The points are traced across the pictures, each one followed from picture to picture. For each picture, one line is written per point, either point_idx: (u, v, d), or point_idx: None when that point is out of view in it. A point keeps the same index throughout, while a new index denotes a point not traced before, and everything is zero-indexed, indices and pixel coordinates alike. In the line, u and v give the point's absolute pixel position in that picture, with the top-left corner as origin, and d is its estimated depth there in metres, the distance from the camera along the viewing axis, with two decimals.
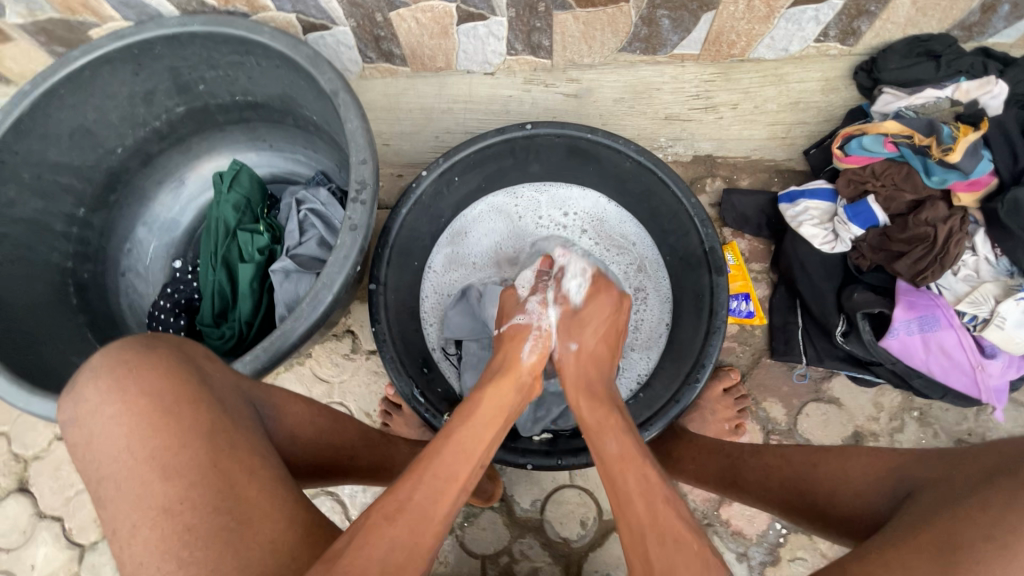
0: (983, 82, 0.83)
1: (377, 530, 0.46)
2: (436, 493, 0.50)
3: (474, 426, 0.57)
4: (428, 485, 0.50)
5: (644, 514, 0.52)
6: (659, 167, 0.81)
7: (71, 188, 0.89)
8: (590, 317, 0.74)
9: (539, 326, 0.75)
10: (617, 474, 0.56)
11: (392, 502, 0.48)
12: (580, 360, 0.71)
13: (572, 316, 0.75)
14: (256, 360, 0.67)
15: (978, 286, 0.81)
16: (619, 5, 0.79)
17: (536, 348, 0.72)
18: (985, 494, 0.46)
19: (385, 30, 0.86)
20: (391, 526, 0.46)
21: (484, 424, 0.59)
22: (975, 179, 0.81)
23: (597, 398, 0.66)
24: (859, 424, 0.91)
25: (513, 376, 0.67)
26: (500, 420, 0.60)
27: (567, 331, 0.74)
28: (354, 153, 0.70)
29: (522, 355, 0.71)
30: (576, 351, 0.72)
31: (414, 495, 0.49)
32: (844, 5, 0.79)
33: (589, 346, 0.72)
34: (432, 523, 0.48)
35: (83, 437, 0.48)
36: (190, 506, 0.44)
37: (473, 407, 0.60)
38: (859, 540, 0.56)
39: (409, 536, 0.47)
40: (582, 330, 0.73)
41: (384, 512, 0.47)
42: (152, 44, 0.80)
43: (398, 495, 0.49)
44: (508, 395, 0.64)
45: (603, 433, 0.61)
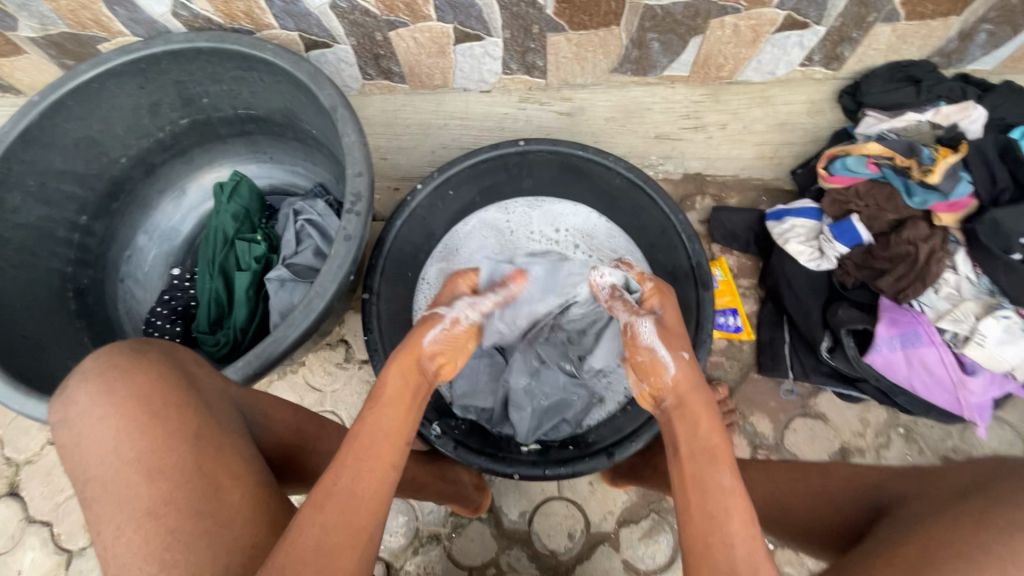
0: (962, 107, 0.86)
1: (309, 519, 0.45)
2: (360, 475, 0.48)
3: (385, 408, 0.55)
4: (352, 468, 0.49)
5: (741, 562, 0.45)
6: (648, 184, 0.84)
7: (74, 196, 0.91)
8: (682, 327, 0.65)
9: (449, 314, 0.66)
10: (718, 505, 0.49)
11: (321, 490, 0.47)
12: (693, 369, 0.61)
13: (662, 324, 0.65)
14: (247, 367, 0.68)
15: (960, 303, 0.82)
16: (609, 28, 0.83)
17: (449, 335, 0.65)
18: (957, 512, 0.47)
19: (385, 49, 0.90)
20: (321, 513, 0.45)
21: (395, 403, 0.56)
22: (954, 201, 0.83)
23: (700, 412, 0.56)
24: (846, 440, 0.92)
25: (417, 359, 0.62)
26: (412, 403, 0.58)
27: (665, 341, 0.63)
28: (350, 166, 0.72)
29: (425, 342, 0.63)
30: (687, 359, 0.61)
31: (339, 480, 0.48)
32: (828, 32, 0.82)
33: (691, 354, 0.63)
34: (363, 503, 0.47)
35: (72, 439, 0.49)
36: (172, 508, 0.45)
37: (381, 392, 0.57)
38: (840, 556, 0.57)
39: (338, 522, 0.45)
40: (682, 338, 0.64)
41: (313, 501, 0.46)
42: (159, 59, 0.83)
43: (323, 483, 0.47)
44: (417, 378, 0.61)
45: (716, 455, 0.52)
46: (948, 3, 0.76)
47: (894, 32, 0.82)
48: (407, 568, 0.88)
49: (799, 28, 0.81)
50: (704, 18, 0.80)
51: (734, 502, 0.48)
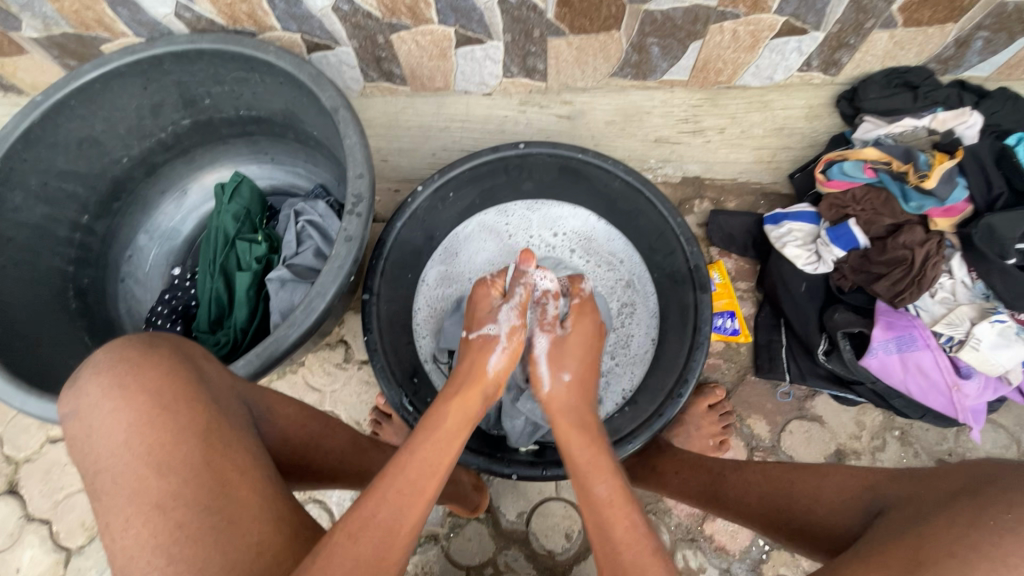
0: (959, 112, 0.87)
1: (340, 548, 0.45)
2: (402, 509, 0.49)
3: (439, 439, 0.56)
4: (394, 502, 0.49)
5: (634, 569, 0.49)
6: (647, 187, 0.85)
7: (76, 196, 0.91)
8: (577, 346, 0.74)
9: (502, 330, 0.73)
10: (607, 521, 0.54)
11: (358, 520, 0.48)
12: (571, 389, 0.70)
13: (558, 343, 0.74)
14: (250, 364, 0.68)
15: (954, 308, 0.83)
16: (609, 32, 0.84)
17: (505, 356, 0.71)
18: (950, 514, 0.47)
19: (386, 52, 0.90)
20: (356, 544, 0.46)
21: (451, 435, 0.58)
22: (950, 206, 0.83)
23: (588, 438, 0.63)
24: (842, 442, 0.92)
25: (479, 386, 0.66)
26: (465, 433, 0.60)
27: (552, 360, 0.72)
28: (351, 168, 0.73)
29: (489, 368, 0.69)
30: (568, 381, 0.70)
31: (379, 513, 0.49)
32: (825, 38, 0.83)
33: (576, 374, 0.71)
34: (398, 537, 0.48)
35: (83, 430, 0.50)
36: (182, 502, 0.46)
37: (441, 420, 0.59)
38: (832, 557, 0.57)
39: (374, 554, 0.46)
40: (571, 360, 0.72)
41: (348, 531, 0.47)
42: (162, 60, 0.83)
43: (364, 512, 0.48)
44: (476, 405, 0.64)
45: (590, 473, 0.58)
46: (945, 11, 0.77)
47: (891, 38, 0.83)
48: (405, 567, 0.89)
49: (797, 34, 0.82)
50: (704, 23, 0.81)
51: (613, 513, 0.54)
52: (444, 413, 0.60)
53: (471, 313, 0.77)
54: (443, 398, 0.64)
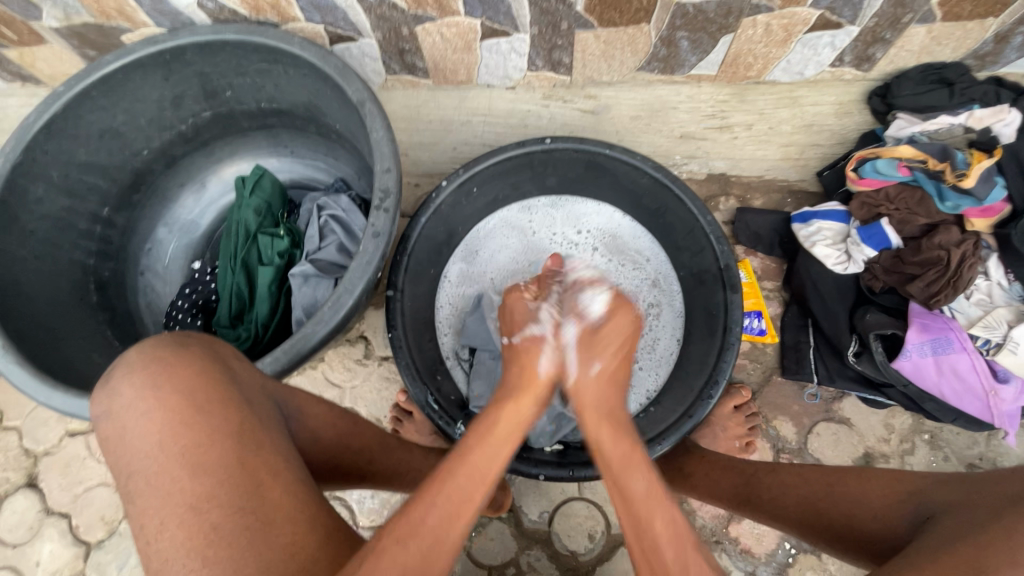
0: (996, 110, 0.84)
1: (388, 552, 0.44)
2: (450, 516, 0.48)
3: (491, 446, 0.54)
4: (443, 507, 0.48)
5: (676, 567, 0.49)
6: (675, 184, 0.83)
7: (97, 188, 0.90)
8: (611, 336, 0.69)
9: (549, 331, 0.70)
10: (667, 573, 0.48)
11: (407, 523, 0.46)
12: (602, 382, 0.65)
13: (590, 333, 0.69)
14: (277, 361, 0.68)
15: (991, 311, 0.81)
16: (639, 25, 0.82)
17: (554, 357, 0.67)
18: (1007, 518, 0.46)
19: (410, 44, 0.89)
20: (404, 550, 0.45)
21: (502, 441, 0.56)
22: (988, 206, 0.81)
23: (620, 427, 0.60)
24: (870, 445, 0.91)
25: (532, 391, 0.63)
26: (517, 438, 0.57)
27: (585, 349, 0.67)
28: (378, 162, 0.72)
29: (539, 370, 0.66)
30: (597, 373, 0.65)
31: (428, 518, 0.47)
32: (861, 33, 0.81)
33: (608, 365, 0.67)
34: (444, 548, 0.46)
35: (116, 431, 0.49)
36: (216, 504, 0.45)
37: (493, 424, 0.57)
38: (878, 563, 0.56)
39: (422, 561, 0.45)
40: (602, 351, 0.68)
41: (396, 535, 0.46)
42: (184, 50, 0.82)
43: (413, 517, 0.47)
44: (529, 411, 0.61)
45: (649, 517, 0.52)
46: (984, 6, 0.75)
47: (929, 33, 0.81)
48: None
49: (832, 28, 0.80)
50: (736, 16, 0.79)
51: (653, 507, 0.52)
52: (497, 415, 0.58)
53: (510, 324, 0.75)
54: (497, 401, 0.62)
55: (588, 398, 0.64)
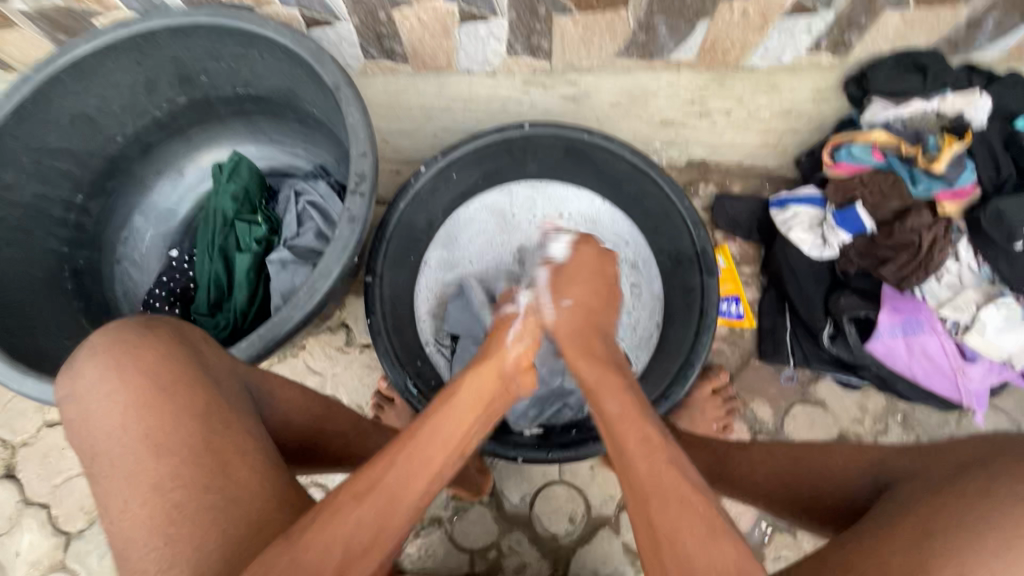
0: (968, 95, 0.85)
1: (345, 507, 0.44)
2: (411, 474, 0.47)
3: (452, 410, 0.53)
4: (403, 465, 0.47)
5: (644, 471, 0.48)
6: (653, 169, 0.84)
7: (69, 175, 0.89)
8: (582, 270, 0.68)
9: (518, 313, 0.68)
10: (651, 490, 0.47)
11: (365, 480, 0.46)
12: (575, 314, 0.65)
13: (559, 272, 0.68)
14: (253, 346, 0.68)
15: (961, 292, 0.82)
16: (617, 10, 0.82)
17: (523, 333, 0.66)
18: (960, 484, 0.47)
19: (388, 29, 0.88)
20: (360, 505, 0.45)
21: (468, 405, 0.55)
22: (960, 189, 0.83)
23: (597, 358, 0.60)
24: (845, 426, 0.93)
25: (494, 364, 0.61)
26: (482, 403, 0.56)
27: (553, 287, 0.67)
28: (354, 146, 0.71)
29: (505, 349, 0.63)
30: (569, 306, 0.65)
31: (388, 474, 0.47)
32: (835, 18, 0.82)
33: (579, 300, 0.66)
34: (404, 504, 0.46)
35: (79, 413, 0.49)
36: (181, 483, 0.45)
37: (455, 390, 0.56)
38: (839, 531, 0.57)
39: (378, 519, 0.44)
40: (573, 285, 0.67)
41: (355, 491, 0.45)
42: (156, 34, 0.80)
43: (371, 474, 0.47)
44: (492, 379, 0.59)
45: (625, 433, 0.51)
46: None
47: (902, 18, 0.82)
48: (409, 550, 0.89)
49: (807, 13, 0.81)
50: (713, 1, 0.79)
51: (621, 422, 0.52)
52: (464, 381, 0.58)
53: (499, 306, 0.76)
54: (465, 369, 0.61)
55: (564, 328, 0.64)
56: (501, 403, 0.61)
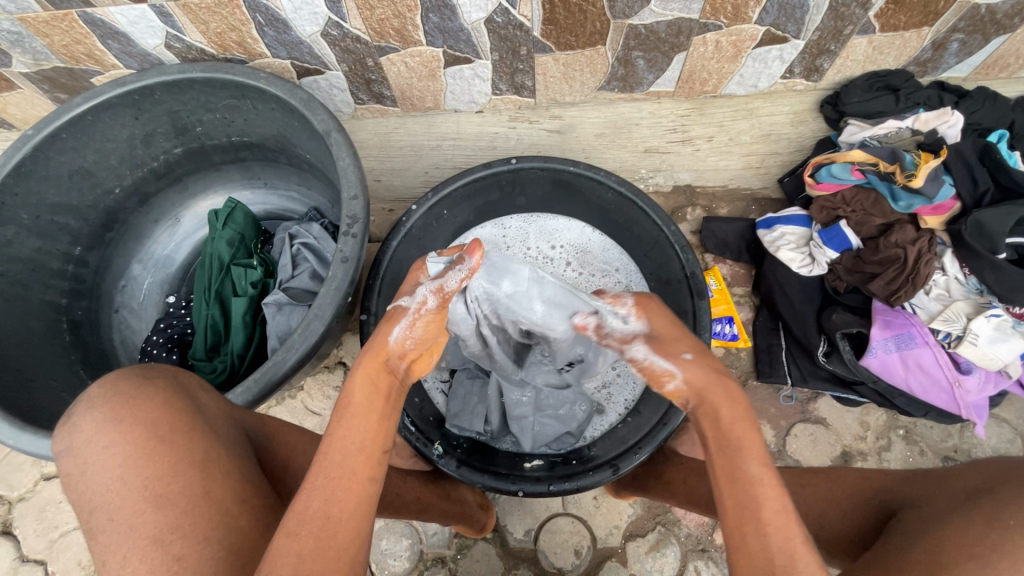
0: (940, 112, 0.88)
1: (281, 548, 0.44)
2: (334, 494, 0.47)
3: (353, 415, 0.52)
4: (324, 490, 0.47)
5: (776, 547, 0.44)
6: (639, 197, 0.85)
7: (69, 228, 0.91)
8: (669, 330, 0.60)
9: (414, 305, 0.60)
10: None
11: (294, 516, 0.46)
12: (701, 365, 0.54)
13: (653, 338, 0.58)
14: (248, 392, 0.67)
15: (950, 305, 0.83)
16: (595, 47, 0.85)
17: (417, 331, 0.59)
18: (965, 515, 0.47)
19: (376, 74, 0.91)
20: (296, 541, 0.45)
21: (364, 411, 0.53)
22: (938, 204, 0.84)
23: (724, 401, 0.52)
24: (847, 444, 0.92)
25: (380, 363, 0.56)
26: (382, 398, 0.55)
27: (663, 349, 0.57)
28: (345, 189, 0.73)
29: (388, 341, 0.58)
30: (690, 361, 0.55)
31: (312, 503, 0.47)
32: (806, 46, 0.85)
33: (696, 350, 0.57)
34: (341, 523, 0.47)
35: (77, 466, 0.48)
36: (180, 535, 0.44)
37: (349, 396, 0.53)
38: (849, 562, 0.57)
39: (318, 545, 0.45)
40: (680, 341, 0.57)
41: (288, 529, 0.45)
42: (153, 90, 0.84)
43: (297, 507, 0.46)
44: (380, 375, 0.56)
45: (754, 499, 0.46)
46: (921, 15, 0.79)
47: (870, 43, 0.85)
48: None
49: (779, 42, 0.84)
50: (687, 35, 0.82)
51: (765, 493, 0.46)
52: (350, 389, 0.54)
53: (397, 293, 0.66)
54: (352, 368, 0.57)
55: (698, 385, 0.54)
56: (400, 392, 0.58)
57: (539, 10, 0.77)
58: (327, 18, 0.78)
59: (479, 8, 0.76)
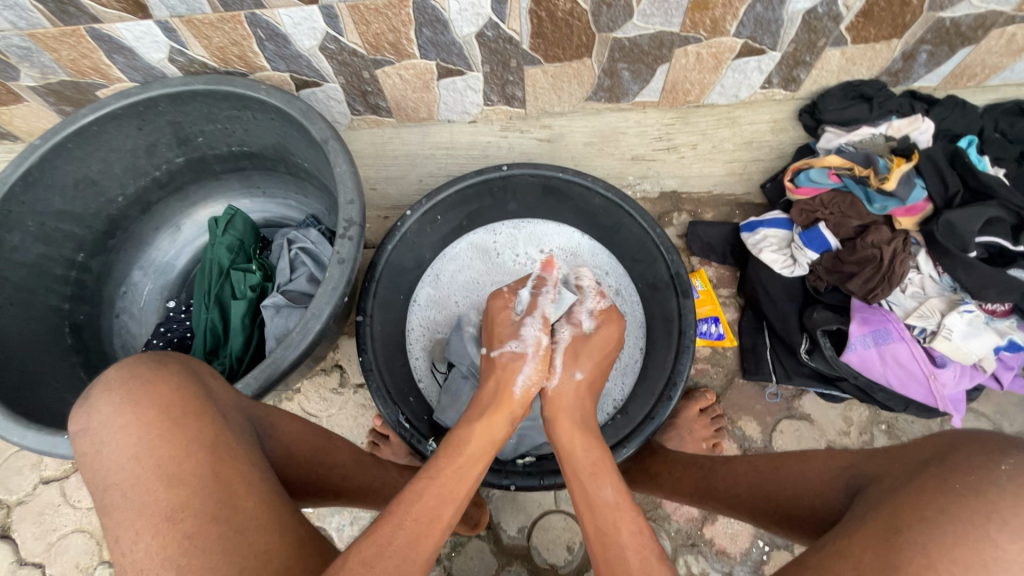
0: (911, 120, 0.93)
1: (353, 574, 0.47)
2: (417, 538, 0.52)
3: (459, 464, 0.60)
4: (410, 529, 0.52)
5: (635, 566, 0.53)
6: (626, 202, 0.88)
7: (73, 235, 0.93)
8: (594, 345, 0.77)
9: (528, 344, 0.75)
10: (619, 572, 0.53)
11: (371, 546, 0.49)
12: (580, 389, 0.74)
13: (581, 342, 0.77)
14: (248, 387, 0.70)
15: (925, 302, 0.86)
16: (582, 59, 0.89)
17: (533, 370, 0.74)
18: (920, 482, 0.49)
19: (372, 86, 0.95)
20: (370, 571, 0.48)
21: (474, 460, 0.61)
22: (912, 205, 0.88)
23: (594, 439, 0.67)
24: (832, 439, 0.95)
25: (504, 408, 0.69)
26: (488, 453, 0.64)
27: (567, 356, 0.76)
28: (342, 194, 0.76)
29: (515, 387, 0.72)
30: (579, 379, 0.74)
31: (394, 539, 0.51)
32: (782, 57, 0.89)
33: (589, 374, 0.76)
34: (413, 563, 0.50)
35: (93, 446, 0.51)
36: (190, 513, 0.47)
37: (465, 442, 0.63)
38: (814, 535, 0.60)
39: None
40: (585, 360, 0.76)
41: (362, 557, 0.48)
42: (157, 102, 0.87)
43: (377, 539, 0.50)
44: (498, 426, 0.67)
45: (610, 508, 0.59)
46: (889, 28, 0.84)
47: (843, 55, 0.89)
48: None
49: (756, 54, 0.88)
50: (669, 47, 0.87)
51: (620, 516, 0.57)
52: (467, 438, 0.63)
53: (492, 332, 0.79)
54: (469, 418, 0.68)
55: (565, 396, 0.73)
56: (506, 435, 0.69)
57: (528, 24, 0.81)
58: (325, 33, 0.82)
59: (470, 23, 0.81)
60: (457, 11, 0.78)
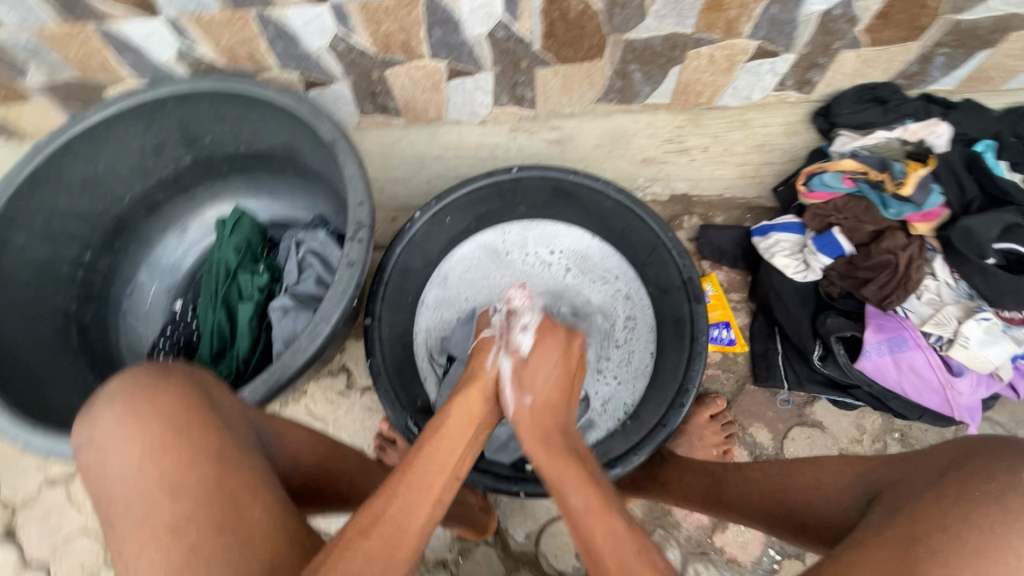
0: (928, 124, 0.92)
1: (351, 544, 0.47)
2: (412, 505, 0.51)
3: (445, 438, 0.59)
4: (404, 498, 0.52)
5: (615, 532, 0.51)
6: (637, 206, 0.87)
7: (79, 235, 0.93)
8: (540, 359, 0.71)
9: (496, 338, 0.75)
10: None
11: (368, 515, 0.49)
12: (536, 412, 0.67)
13: (521, 363, 0.70)
14: (256, 391, 0.69)
15: (941, 308, 0.85)
16: (593, 60, 0.88)
17: (502, 358, 0.72)
18: (939, 489, 0.48)
19: (381, 86, 0.94)
20: (367, 539, 0.48)
21: (459, 434, 0.61)
22: (928, 210, 0.87)
23: (557, 452, 0.62)
24: (843, 446, 0.94)
25: (479, 388, 0.67)
26: (471, 429, 0.63)
27: (517, 383, 0.69)
28: (352, 196, 0.75)
29: (487, 366, 0.70)
30: (530, 403, 0.67)
31: (389, 507, 0.50)
32: (797, 59, 0.87)
33: (542, 397, 0.68)
34: (407, 534, 0.50)
35: (96, 459, 0.50)
36: (194, 525, 0.46)
37: (445, 419, 0.62)
38: (827, 543, 0.59)
39: (383, 549, 0.48)
40: (553, 350, 0.73)
41: (359, 527, 0.49)
42: (165, 101, 0.86)
43: (373, 508, 0.50)
44: (477, 402, 0.66)
45: (586, 510, 0.54)
46: (907, 30, 0.82)
47: (859, 57, 0.87)
48: None
49: (770, 56, 0.87)
50: (682, 49, 0.85)
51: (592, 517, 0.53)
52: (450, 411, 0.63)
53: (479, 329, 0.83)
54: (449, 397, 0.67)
55: (528, 419, 0.67)
56: (488, 422, 0.68)
57: (540, 25, 0.80)
58: (334, 33, 0.81)
59: (481, 23, 0.79)
60: (468, 11, 0.77)
